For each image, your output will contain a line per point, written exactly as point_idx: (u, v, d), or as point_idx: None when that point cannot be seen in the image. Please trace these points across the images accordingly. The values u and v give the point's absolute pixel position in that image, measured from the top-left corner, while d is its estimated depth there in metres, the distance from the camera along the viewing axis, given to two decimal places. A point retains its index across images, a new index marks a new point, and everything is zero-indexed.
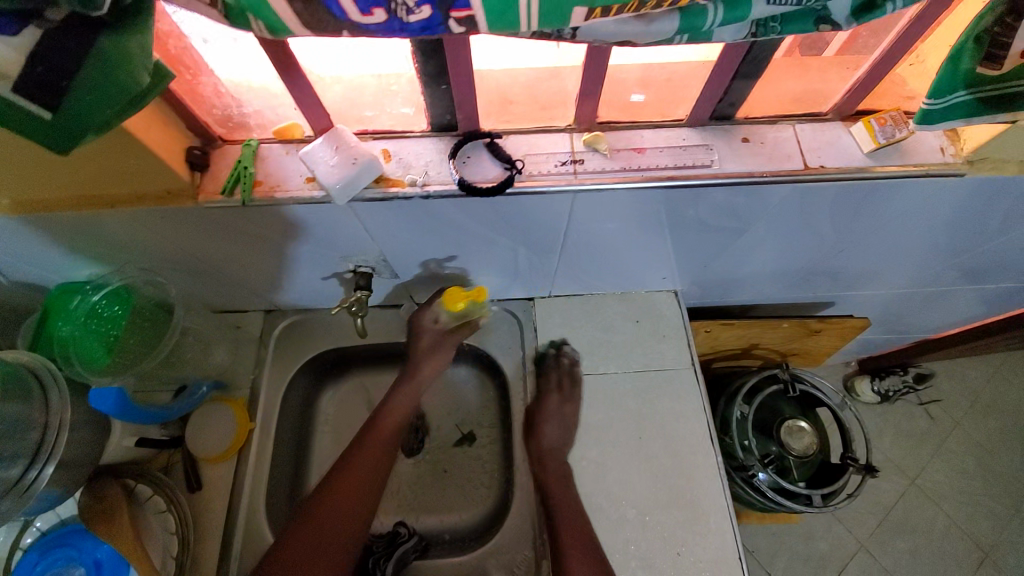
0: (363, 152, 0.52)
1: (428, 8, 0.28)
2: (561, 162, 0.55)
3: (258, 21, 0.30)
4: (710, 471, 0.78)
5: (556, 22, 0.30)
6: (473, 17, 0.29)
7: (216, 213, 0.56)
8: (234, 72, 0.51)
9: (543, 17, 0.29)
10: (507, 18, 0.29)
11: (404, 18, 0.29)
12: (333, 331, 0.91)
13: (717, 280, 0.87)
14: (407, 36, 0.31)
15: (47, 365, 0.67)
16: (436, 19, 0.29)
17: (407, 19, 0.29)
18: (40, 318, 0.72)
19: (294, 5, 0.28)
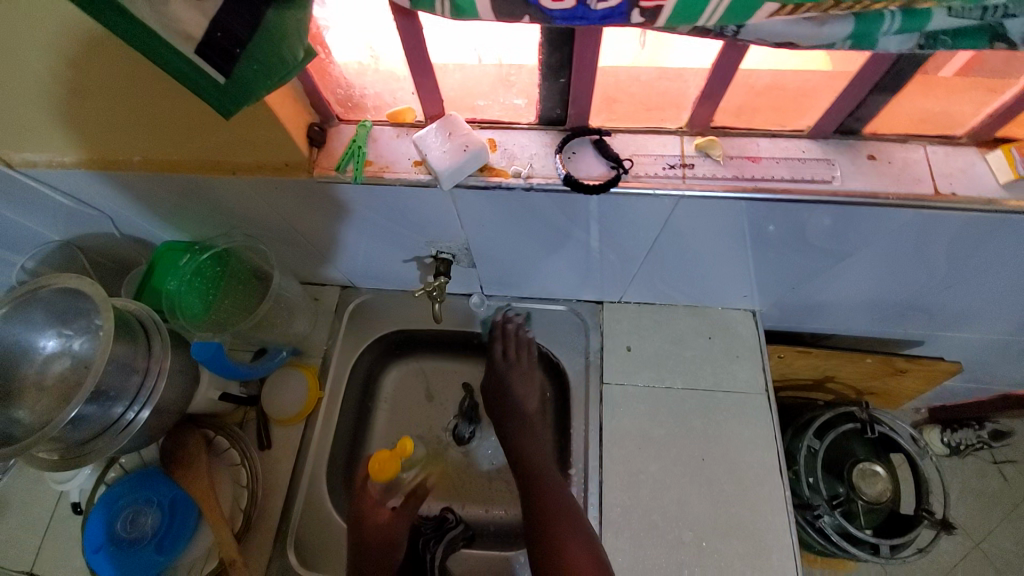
0: (475, 140, 0.53)
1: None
2: (669, 165, 0.54)
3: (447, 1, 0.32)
4: (777, 503, 0.75)
5: (738, 16, 0.31)
6: (659, 9, 0.30)
7: (326, 187, 0.59)
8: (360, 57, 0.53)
9: (730, 11, 0.30)
10: (693, 10, 0.30)
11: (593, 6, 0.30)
12: (401, 313, 0.94)
13: (801, 304, 0.83)
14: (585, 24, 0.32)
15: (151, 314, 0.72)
16: (621, 8, 0.31)
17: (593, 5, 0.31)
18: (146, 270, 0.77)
19: None
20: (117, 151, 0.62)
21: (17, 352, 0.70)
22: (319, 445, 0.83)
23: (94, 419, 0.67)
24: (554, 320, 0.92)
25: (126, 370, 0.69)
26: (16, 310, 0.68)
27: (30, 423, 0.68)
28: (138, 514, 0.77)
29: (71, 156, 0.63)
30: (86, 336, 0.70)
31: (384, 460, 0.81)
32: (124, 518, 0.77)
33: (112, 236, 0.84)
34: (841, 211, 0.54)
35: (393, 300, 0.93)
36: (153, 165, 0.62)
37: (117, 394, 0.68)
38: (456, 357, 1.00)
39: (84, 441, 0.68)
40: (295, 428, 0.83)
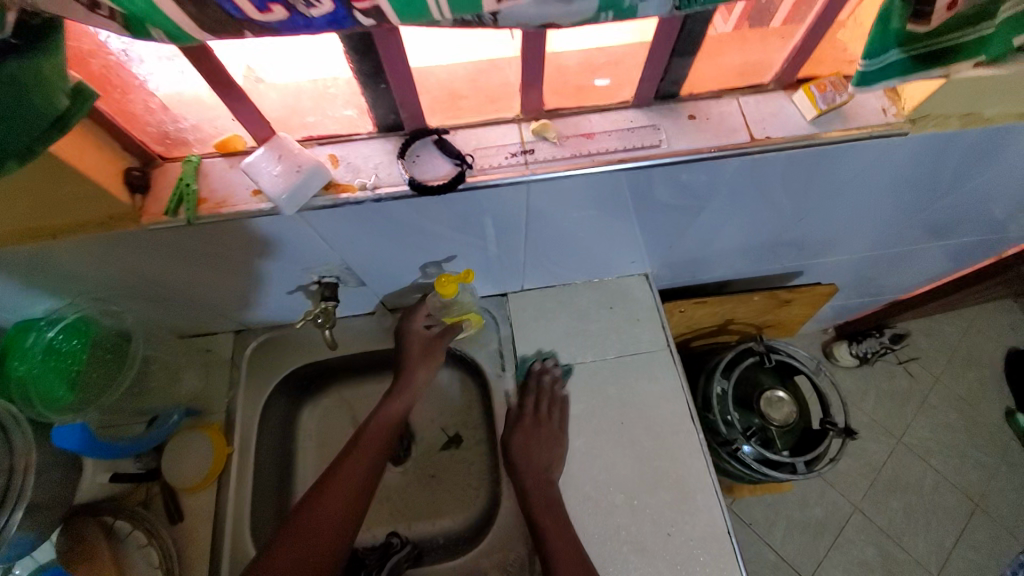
0: (307, 159, 0.51)
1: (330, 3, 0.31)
2: (511, 154, 0.55)
3: (157, 30, 0.32)
4: (694, 448, 0.79)
5: (467, 6, 0.31)
6: (377, 7, 0.31)
7: (166, 234, 0.55)
8: (164, 84, 0.50)
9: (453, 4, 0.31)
10: (413, 6, 0.31)
11: (305, 13, 0.31)
12: (305, 346, 0.90)
13: (685, 259, 0.88)
14: (314, 29, 0.33)
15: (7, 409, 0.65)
16: (340, 12, 0.31)
17: (309, 14, 0.31)
18: None
19: (187, 8, 0.30)
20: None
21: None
22: (237, 501, 0.79)
23: None
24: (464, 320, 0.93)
25: None
26: None
27: None
28: None
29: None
30: None
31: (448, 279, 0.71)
32: None
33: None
34: (677, 170, 0.57)
35: (295, 334, 0.90)
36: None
37: None
38: (378, 377, 0.98)
39: None
40: (207, 491, 0.78)
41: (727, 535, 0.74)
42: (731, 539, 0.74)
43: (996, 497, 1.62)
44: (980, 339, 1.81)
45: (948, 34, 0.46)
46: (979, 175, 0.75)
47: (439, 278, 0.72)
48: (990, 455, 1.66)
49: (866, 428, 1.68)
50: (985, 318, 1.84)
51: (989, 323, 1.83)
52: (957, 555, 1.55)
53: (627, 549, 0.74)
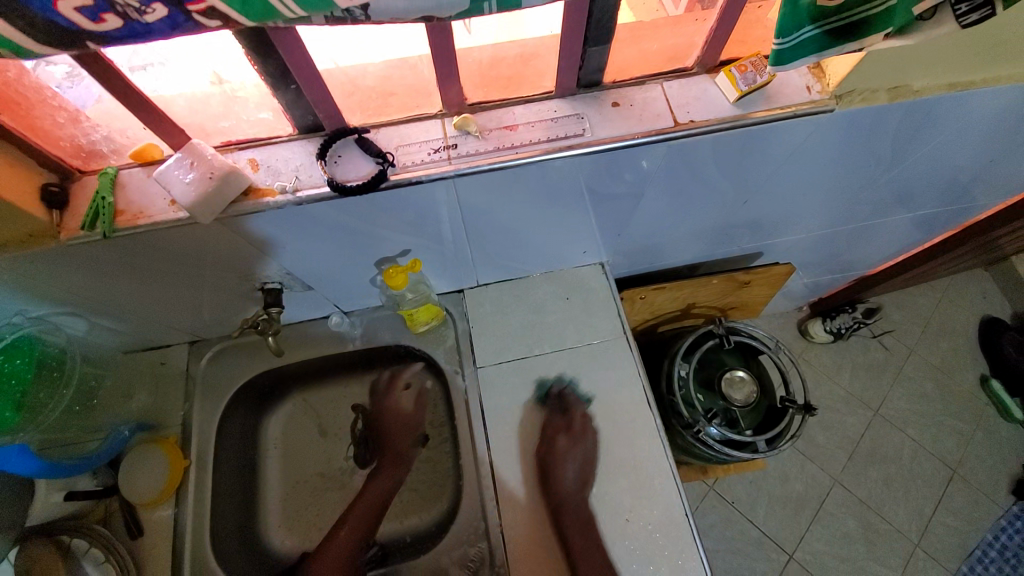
0: (220, 165, 0.50)
1: (162, 7, 0.31)
2: (433, 150, 0.55)
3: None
4: (650, 432, 0.80)
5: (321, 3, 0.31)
6: (213, 7, 0.31)
7: (87, 249, 0.54)
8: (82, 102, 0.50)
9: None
10: (255, 7, 0.31)
11: (138, 20, 0.31)
12: (260, 352, 0.89)
13: (638, 246, 0.88)
14: (158, 34, 0.33)
15: None
16: (177, 14, 0.32)
17: (144, 20, 0.31)
18: None
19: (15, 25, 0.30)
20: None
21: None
22: (197, 513, 0.78)
23: None
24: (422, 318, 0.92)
25: None
26: None
27: None
28: None
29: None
30: None
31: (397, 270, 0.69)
32: None
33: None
34: (604, 159, 0.57)
35: (251, 342, 0.89)
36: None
37: None
38: (341, 381, 0.97)
39: None
40: (166, 505, 0.78)
41: (683, 519, 0.75)
42: (689, 522, 0.75)
43: (972, 463, 1.65)
44: (953, 309, 1.84)
45: (860, 6, 0.45)
46: (919, 149, 0.75)
47: (387, 269, 0.70)
48: (966, 422, 1.69)
49: (843, 402, 1.71)
50: (958, 288, 1.86)
51: (962, 292, 1.85)
52: (936, 522, 1.58)
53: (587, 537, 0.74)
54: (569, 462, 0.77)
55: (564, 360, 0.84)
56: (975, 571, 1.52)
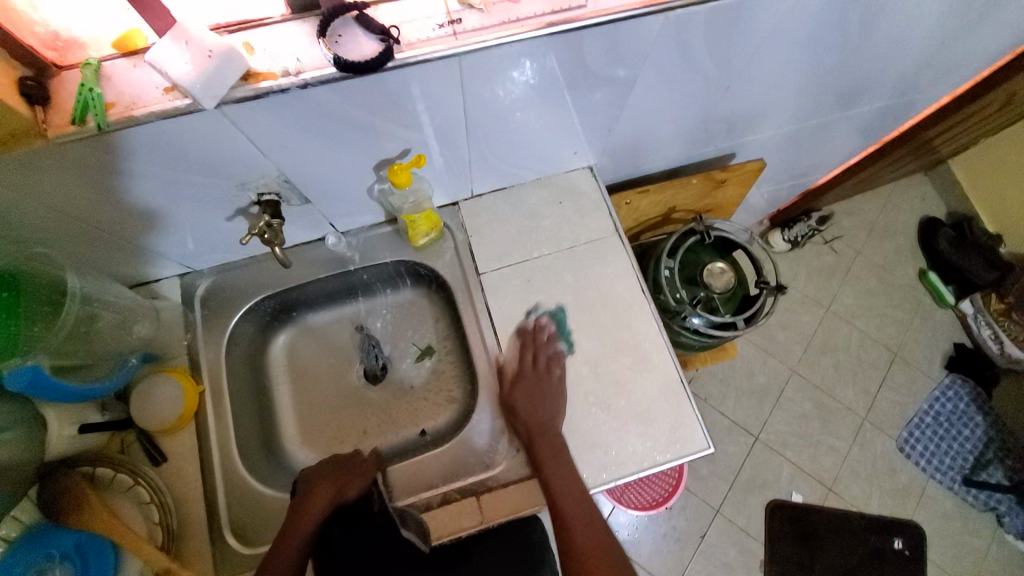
0: (219, 44, 0.47)
1: None
2: (438, 25, 0.55)
3: None
4: (648, 316, 0.86)
5: None
6: None
7: (82, 150, 0.52)
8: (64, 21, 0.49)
9: None
10: None
11: None
12: (259, 279, 0.89)
13: (625, 144, 0.91)
14: None
15: None
16: None
17: None
18: None
19: None
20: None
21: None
22: (221, 433, 0.81)
23: None
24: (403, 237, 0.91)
25: None
26: None
27: None
28: (42, 573, 0.67)
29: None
30: None
31: (402, 171, 0.69)
32: None
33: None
34: (604, 32, 0.61)
35: (251, 266, 0.89)
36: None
37: None
38: (342, 305, 0.99)
39: None
40: (186, 428, 0.79)
41: (680, 384, 0.83)
42: (685, 388, 0.83)
43: (912, 345, 1.86)
44: (896, 212, 2.01)
45: None
46: (878, 31, 0.81)
47: (392, 168, 0.69)
48: (906, 311, 1.90)
49: (800, 303, 1.88)
50: (900, 192, 2.03)
51: (904, 196, 2.02)
52: (880, 397, 1.80)
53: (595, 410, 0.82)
54: (569, 343, 0.85)
55: (564, 261, 0.89)
56: (914, 433, 1.76)
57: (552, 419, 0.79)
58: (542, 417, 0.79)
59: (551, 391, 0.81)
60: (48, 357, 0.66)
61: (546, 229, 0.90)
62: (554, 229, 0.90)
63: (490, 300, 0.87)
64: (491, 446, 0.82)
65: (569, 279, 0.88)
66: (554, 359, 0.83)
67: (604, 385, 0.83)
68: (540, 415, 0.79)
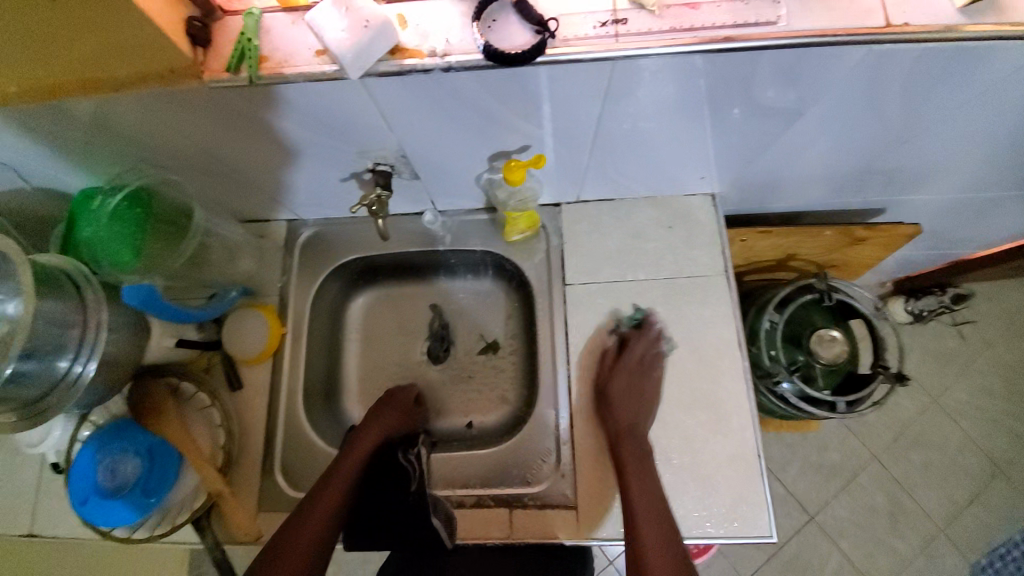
0: (377, 15, 0.46)
1: None
2: (601, 23, 0.50)
3: None
4: (738, 374, 0.78)
5: None
6: None
7: (230, 96, 0.54)
8: None
9: None
10: None
11: None
12: (353, 239, 0.91)
13: (760, 179, 0.81)
14: None
15: (81, 269, 0.67)
16: None
17: None
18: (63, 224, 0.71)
19: None
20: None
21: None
22: (291, 377, 0.84)
23: (39, 375, 0.62)
24: (497, 228, 0.88)
25: (60, 325, 0.63)
26: None
27: None
28: (117, 463, 0.75)
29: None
30: None
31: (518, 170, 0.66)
32: (104, 469, 0.74)
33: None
34: (786, 57, 0.52)
35: (347, 225, 0.91)
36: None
37: (58, 348, 0.63)
38: (422, 280, 1.00)
39: (33, 403, 0.63)
40: (262, 366, 0.84)
41: (757, 457, 0.74)
42: (761, 463, 0.74)
43: None
44: None
45: None
46: None
47: (508, 164, 0.67)
48: None
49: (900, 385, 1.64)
50: None
51: None
52: (967, 512, 1.48)
53: (654, 458, 0.76)
54: (644, 380, 0.78)
55: (659, 291, 0.82)
56: None
57: (642, 421, 0.74)
58: (632, 419, 0.73)
59: (649, 388, 0.76)
60: (162, 278, 0.73)
61: (646, 253, 0.83)
62: (655, 255, 0.83)
63: (570, 314, 0.82)
64: (537, 463, 0.79)
65: (659, 312, 0.81)
66: (654, 358, 0.78)
67: (671, 435, 0.76)
68: (633, 414, 0.74)
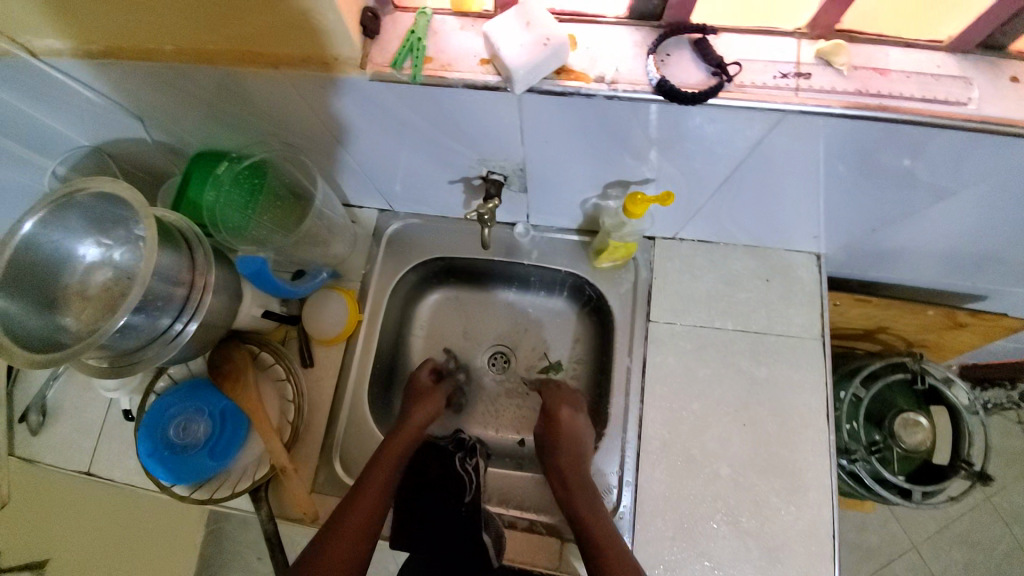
0: (556, 34, 0.46)
1: None
2: (782, 74, 0.48)
3: None
4: (819, 446, 0.75)
5: None
6: None
7: (383, 93, 0.54)
8: None
9: None
10: None
11: None
12: (439, 237, 0.91)
13: (874, 246, 0.77)
14: None
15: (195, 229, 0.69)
16: None
17: None
18: (188, 185, 0.75)
19: None
20: (99, 40, 0.56)
21: (49, 260, 0.65)
22: (360, 365, 0.85)
23: (142, 329, 0.63)
24: (585, 251, 0.87)
25: (170, 282, 0.65)
26: (56, 214, 0.64)
27: (77, 330, 0.65)
28: (189, 421, 0.77)
29: (69, 43, 0.56)
30: (126, 245, 0.68)
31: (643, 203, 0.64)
32: (176, 425, 0.77)
33: (81, 155, 0.80)
34: (965, 140, 0.49)
35: (436, 223, 0.91)
36: (141, 57, 0.56)
37: (164, 305, 0.65)
38: (495, 289, 0.98)
39: (130, 353, 0.65)
40: (334, 348, 0.84)
41: (830, 538, 0.71)
42: (833, 544, 0.70)
43: None
44: None
45: None
46: None
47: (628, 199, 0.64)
48: None
49: None
50: None
51: None
52: None
53: (720, 518, 0.73)
54: (718, 434, 0.76)
55: (746, 345, 0.79)
56: None
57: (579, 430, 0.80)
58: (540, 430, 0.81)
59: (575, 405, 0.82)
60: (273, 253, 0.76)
61: (739, 303, 0.81)
62: (747, 306, 0.80)
63: (651, 353, 0.80)
64: None
65: (744, 367, 0.78)
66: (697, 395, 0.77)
67: (740, 497, 0.73)
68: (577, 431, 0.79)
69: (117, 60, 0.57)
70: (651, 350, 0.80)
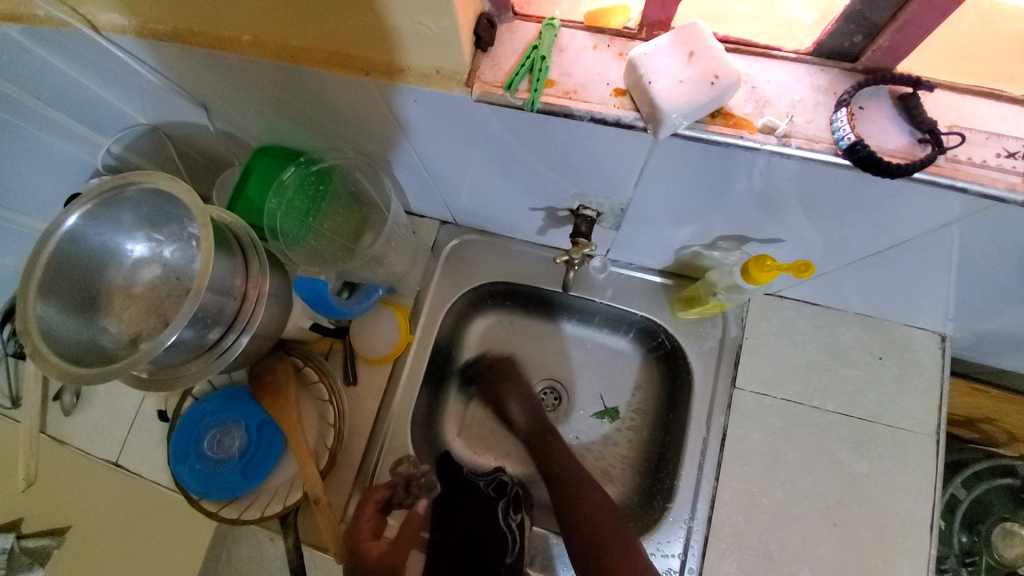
0: (727, 69, 0.37)
1: None
2: (1005, 152, 0.39)
3: None
4: (922, 563, 0.64)
5: None
6: None
7: (485, 113, 0.45)
8: None
9: None
10: None
11: None
12: (504, 259, 0.82)
13: (1020, 339, 0.65)
14: None
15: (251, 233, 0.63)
16: None
17: None
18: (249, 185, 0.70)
19: None
20: (169, 21, 0.48)
21: (94, 259, 0.60)
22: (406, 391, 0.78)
23: (190, 344, 0.58)
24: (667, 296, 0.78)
25: (223, 294, 0.59)
26: (104, 207, 0.58)
27: (119, 333, 0.60)
28: (222, 435, 0.73)
29: (138, 22, 0.49)
30: (178, 244, 0.63)
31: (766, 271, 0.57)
32: (211, 438, 0.73)
33: (138, 133, 0.74)
34: None
35: (502, 243, 0.83)
36: (217, 46, 0.49)
37: (213, 319, 0.59)
38: (553, 318, 0.87)
39: (170, 367, 0.59)
40: (379, 370, 0.77)
41: None
42: None
43: None
44: None
45: None
46: None
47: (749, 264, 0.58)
48: None
49: None
50: None
51: None
52: None
53: None
54: (803, 531, 0.66)
55: (847, 432, 0.68)
56: None
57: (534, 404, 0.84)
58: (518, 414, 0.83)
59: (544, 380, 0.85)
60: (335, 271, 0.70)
61: (843, 381, 0.70)
62: (852, 386, 0.70)
63: (733, 425, 0.70)
64: None
65: (841, 458, 0.68)
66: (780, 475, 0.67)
67: None
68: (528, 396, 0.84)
69: (186, 45, 0.49)
70: (733, 421, 0.70)
